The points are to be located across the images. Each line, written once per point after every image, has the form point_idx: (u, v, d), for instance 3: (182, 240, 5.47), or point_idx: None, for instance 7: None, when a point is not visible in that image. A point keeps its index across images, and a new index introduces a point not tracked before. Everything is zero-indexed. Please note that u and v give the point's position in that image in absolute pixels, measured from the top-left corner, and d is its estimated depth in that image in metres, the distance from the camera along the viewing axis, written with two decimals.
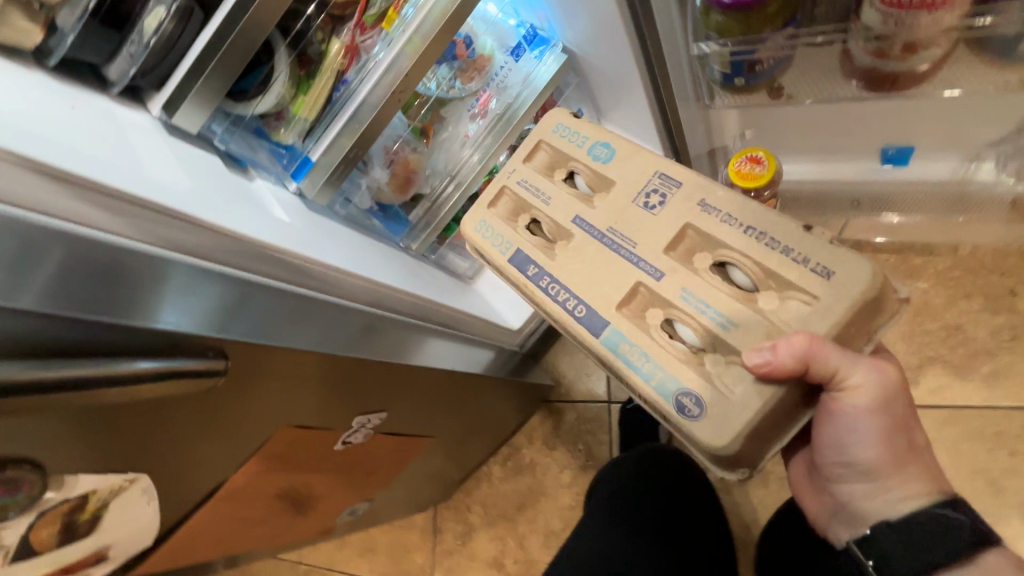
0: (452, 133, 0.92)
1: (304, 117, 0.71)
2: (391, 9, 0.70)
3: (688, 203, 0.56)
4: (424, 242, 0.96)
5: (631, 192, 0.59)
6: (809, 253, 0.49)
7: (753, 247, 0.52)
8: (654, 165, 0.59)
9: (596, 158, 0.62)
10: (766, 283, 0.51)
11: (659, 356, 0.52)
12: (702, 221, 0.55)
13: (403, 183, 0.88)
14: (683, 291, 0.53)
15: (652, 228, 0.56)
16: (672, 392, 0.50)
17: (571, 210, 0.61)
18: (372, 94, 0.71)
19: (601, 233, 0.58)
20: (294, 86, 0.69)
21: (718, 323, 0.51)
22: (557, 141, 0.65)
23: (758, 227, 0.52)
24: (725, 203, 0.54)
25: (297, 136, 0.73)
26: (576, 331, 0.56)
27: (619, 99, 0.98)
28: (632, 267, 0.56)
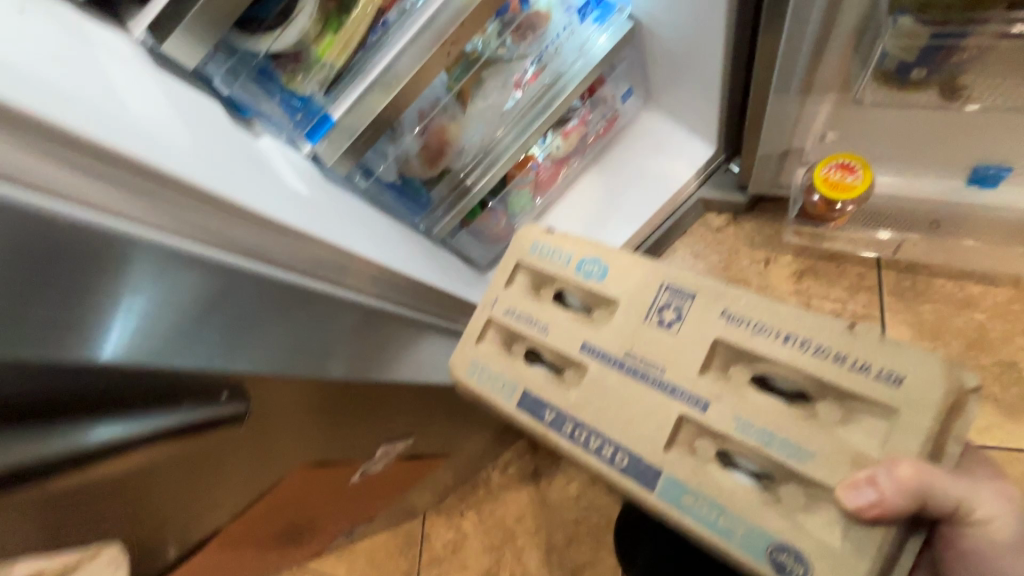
0: (489, 102, 0.77)
1: (331, 63, 0.56)
2: None
3: (711, 310, 0.46)
4: (444, 226, 0.83)
5: (640, 310, 0.49)
6: (867, 357, 0.40)
7: (799, 360, 0.42)
8: (656, 273, 0.49)
9: (587, 276, 0.52)
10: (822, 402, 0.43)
11: (733, 506, 0.43)
12: (731, 334, 0.45)
13: (434, 155, 0.74)
14: (738, 421, 0.44)
15: (672, 351, 0.47)
16: (763, 549, 0.41)
17: (573, 341, 0.52)
18: (416, 42, 0.58)
19: (618, 361, 0.50)
20: (321, 20, 0.55)
21: (786, 455, 0.42)
22: (537, 262, 0.55)
23: (797, 334, 0.42)
24: (750, 308, 0.45)
25: (317, 86, 0.58)
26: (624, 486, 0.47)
27: (681, 79, 0.87)
28: (668, 399, 0.47)
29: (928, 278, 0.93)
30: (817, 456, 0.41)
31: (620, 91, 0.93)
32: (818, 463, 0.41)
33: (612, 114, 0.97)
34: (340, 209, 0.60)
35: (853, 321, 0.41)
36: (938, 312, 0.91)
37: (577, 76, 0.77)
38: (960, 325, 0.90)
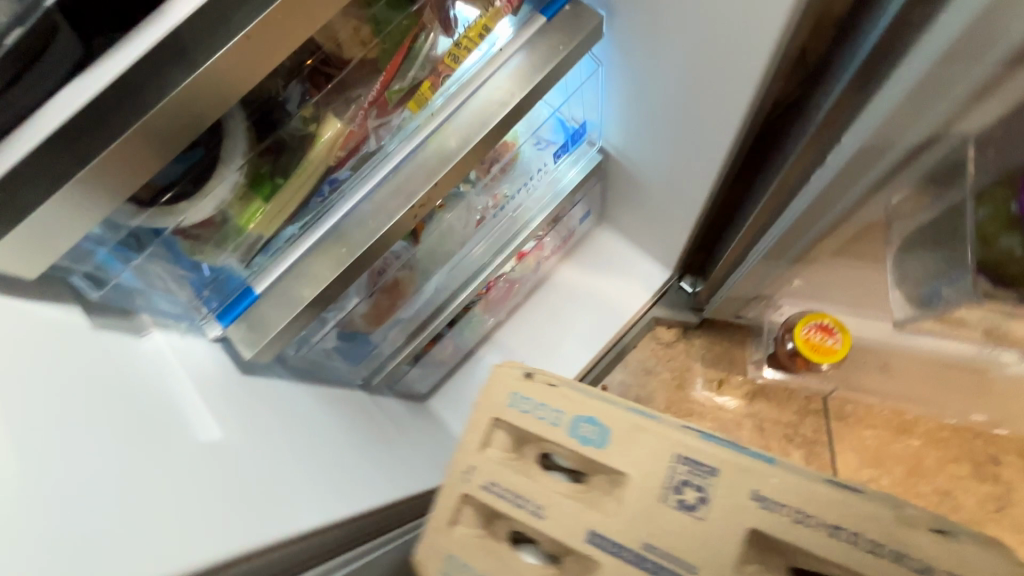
0: (449, 237, 0.65)
1: (258, 232, 0.42)
2: (426, 82, 0.45)
3: (739, 492, 0.36)
4: (388, 373, 0.71)
5: (654, 491, 0.37)
6: (930, 558, 0.32)
7: (847, 561, 0.33)
8: (671, 443, 0.38)
9: (584, 442, 0.40)
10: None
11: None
12: (770, 523, 0.35)
13: (383, 310, 0.61)
14: None
15: (696, 542, 0.36)
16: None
17: (571, 528, 0.39)
18: (377, 202, 0.46)
19: (636, 556, 0.37)
20: (248, 184, 0.40)
21: None
22: (520, 422, 0.42)
23: (846, 524, 0.33)
24: (795, 490, 0.35)
25: (238, 255, 0.44)
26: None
27: (641, 209, 0.82)
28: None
29: (868, 404, 0.94)
30: None
31: (579, 214, 0.86)
32: None
33: (569, 234, 0.90)
34: (279, 414, 0.46)
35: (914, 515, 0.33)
36: (879, 438, 0.92)
37: (544, 212, 0.71)
38: (900, 452, 0.91)
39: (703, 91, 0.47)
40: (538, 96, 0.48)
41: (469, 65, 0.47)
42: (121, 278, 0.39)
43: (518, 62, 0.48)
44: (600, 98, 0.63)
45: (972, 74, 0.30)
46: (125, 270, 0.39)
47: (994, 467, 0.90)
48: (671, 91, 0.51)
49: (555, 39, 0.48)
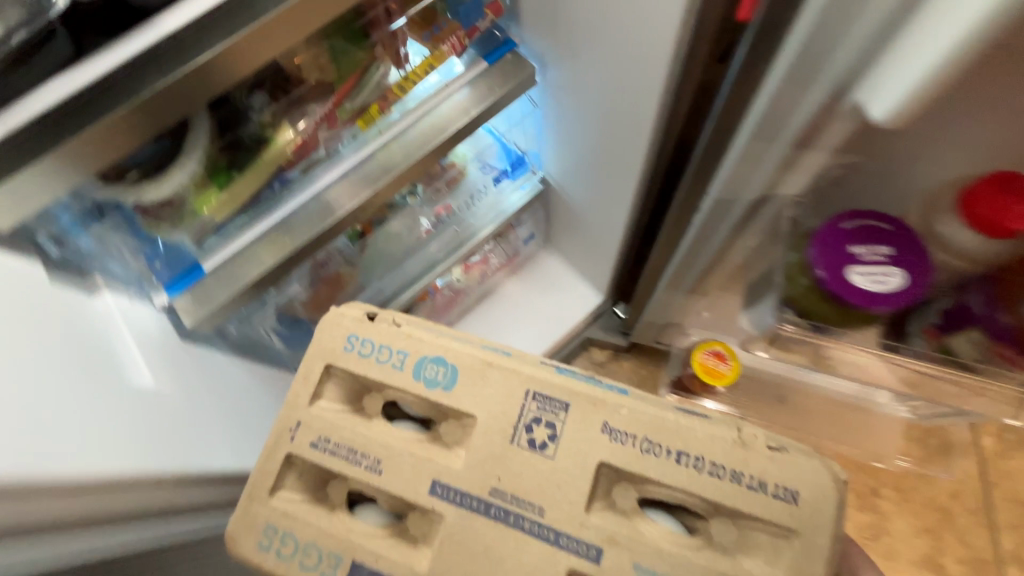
0: (392, 239, 0.74)
1: (210, 217, 0.49)
2: (374, 105, 0.53)
3: (584, 428, 0.40)
4: None
5: (506, 431, 0.41)
6: (761, 473, 0.38)
7: (694, 484, 0.38)
8: (518, 379, 0.42)
9: (430, 383, 0.43)
10: (720, 534, 0.39)
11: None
12: (619, 453, 0.40)
13: (325, 303, 0.67)
14: (638, 568, 0.39)
15: (552, 484, 0.40)
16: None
17: (416, 480, 0.42)
18: (322, 201, 0.53)
19: (482, 504, 0.41)
20: (207, 174, 0.47)
21: None
22: (361, 368, 0.44)
23: (688, 449, 0.39)
24: (633, 423, 0.40)
25: (190, 235, 0.49)
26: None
27: (577, 235, 0.90)
28: (554, 552, 0.39)
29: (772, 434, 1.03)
30: None
31: (523, 235, 0.97)
32: None
33: (513, 253, 0.99)
34: (208, 382, 0.52)
35: (745, 434, 0.39)
36: None
37: (485, 229, 0.78)
38: None
39: (611, 139, 0.56)
40: (473, 128, 0.56)
41: (418, 93, 0.55)
42: (84, 241, 0.45)
43: (466, 94, 0.56)
44: (538, 134, 0.72)
45: (771, 152, 0.38)
46: (88, 236, 0.45)
47: (875, 499, 0.99)
48: (591, 134, 0.60)
49: (493, 82, 0.57)
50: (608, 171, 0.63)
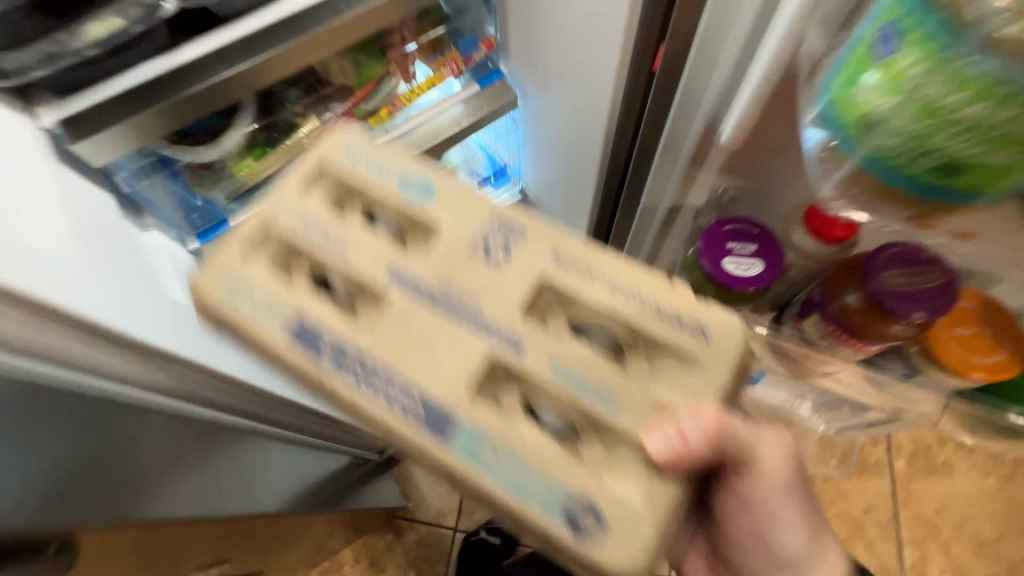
0: None
1: (242, 180, 0.61)
2: (384, 109, 0.66)
3: (539, 248, 0.38)
4: None
5: (464, 243, 0.37)
6: (678, 310, 0.36)
7: (623, 303, 0.36)
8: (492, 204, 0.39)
9: (408, 194, 0.39)
10: (631, 349, 0.36)
11: (537, 459, 0.33)
12: (563, 276, 0.37)
13: None
14: (553, 364, 0.35)
15: (489, 288, 0.36)
16: (559, 507, 0.32)
17: (371, 266, 0.37)
18: None
19: (429, 292, 0.36)
20: (246, 146, 0.59)
21: (598, 409, 0.34)
22: (351, 170, 0.40)
23: (620, 279, 0.37)
24: (584, 253, 0.37)
25: (224, 193, 0.62)
26: (406, 444, 0.34)
27: None
28: (481, 336, 0.35)
29: None
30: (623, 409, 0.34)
31: None
32: (626, 412, 0.34)
33: None
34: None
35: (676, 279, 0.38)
36: None
37: None
38: None
39: (572, 156, 0.70)
40: (462, 137, 0.70)
41: (421, 102, 0.68)
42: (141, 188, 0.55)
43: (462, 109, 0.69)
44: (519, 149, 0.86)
45: (675, 170, 0.51)
46: (143, 183, 0.55)
47: None
48: (558, 151, 0.73)
49: (482, 102, 0.70)
50: (570, 184, 0.76)
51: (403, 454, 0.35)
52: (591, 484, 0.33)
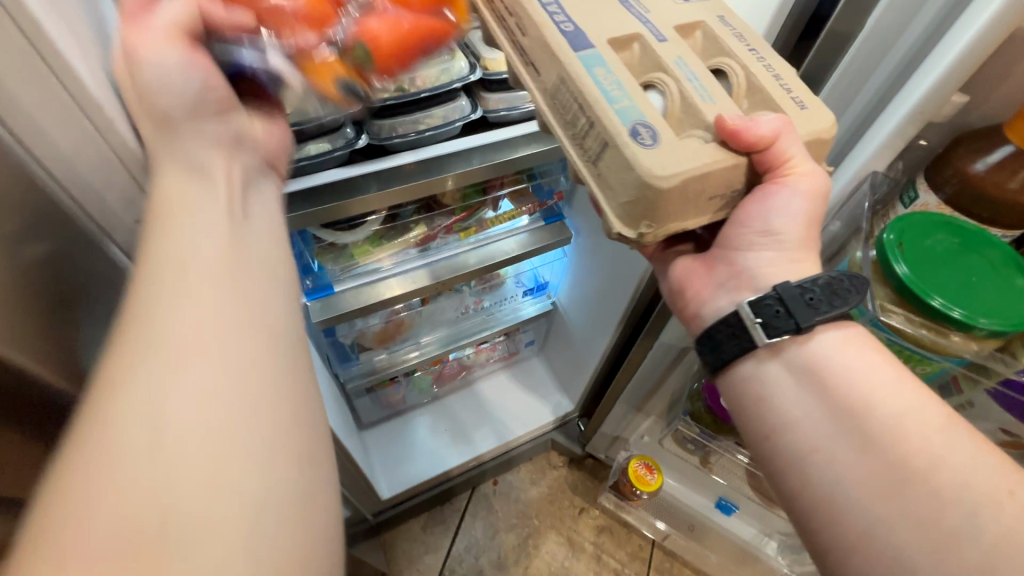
0: (440, 312, 1.01)
1: (357, 261, 0.77)
2: (473, 228, 0.84)
3: (711, 11, 0.51)
4: (356, 385, 0.97)
5: None
6: (799, 92, 0.46)
7: (752, 61, 0.47)
8: (716, 9, 0.51)
9: None
10: (742, 98, 0.47)
11: (632, 90, 0.42)
12: (716, 28, 0.49)
13: (386, 335, 0.96)
14: (678, 58, 0.46)
15: (665, 8, 0.50)
16: (631, 118, 0.41)
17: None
18: (419, 270, 0.81)
19: None
20: (369, 238, 0.77)
21: (699, 94, 0.45)
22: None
23: (760, 51, 0.48)
24: (740, 23, 0.50)
25: (338, 266, 0.77)
26: (548, 40, 0.43)
27: (566, 350, 1.18)
28: (637, 22, 0.48)
29: (680, 567, 1.20)
30: (715, 106, 0.44)
31: (524, 339, 1.26)
32: (713, 107, 0.44)
33: (514, 350, 1.28)
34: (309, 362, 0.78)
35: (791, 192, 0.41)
36: None
37: (502, 323, 1.08)
38: None
39: (608, 291, 0.89)
40: (524, 259, 0.88)
41: (499, 228, 0.86)
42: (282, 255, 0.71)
43: (524, 237, 0.87)
44: (560, 270, 1.05)
45: None
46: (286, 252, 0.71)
47: None
48: (596, 284, 0.93)
49: (545, 236, 0.88)
50: (599, 309, 0.94)
51: (532, 61, 0.45)
52: (663, 122, 0.41)
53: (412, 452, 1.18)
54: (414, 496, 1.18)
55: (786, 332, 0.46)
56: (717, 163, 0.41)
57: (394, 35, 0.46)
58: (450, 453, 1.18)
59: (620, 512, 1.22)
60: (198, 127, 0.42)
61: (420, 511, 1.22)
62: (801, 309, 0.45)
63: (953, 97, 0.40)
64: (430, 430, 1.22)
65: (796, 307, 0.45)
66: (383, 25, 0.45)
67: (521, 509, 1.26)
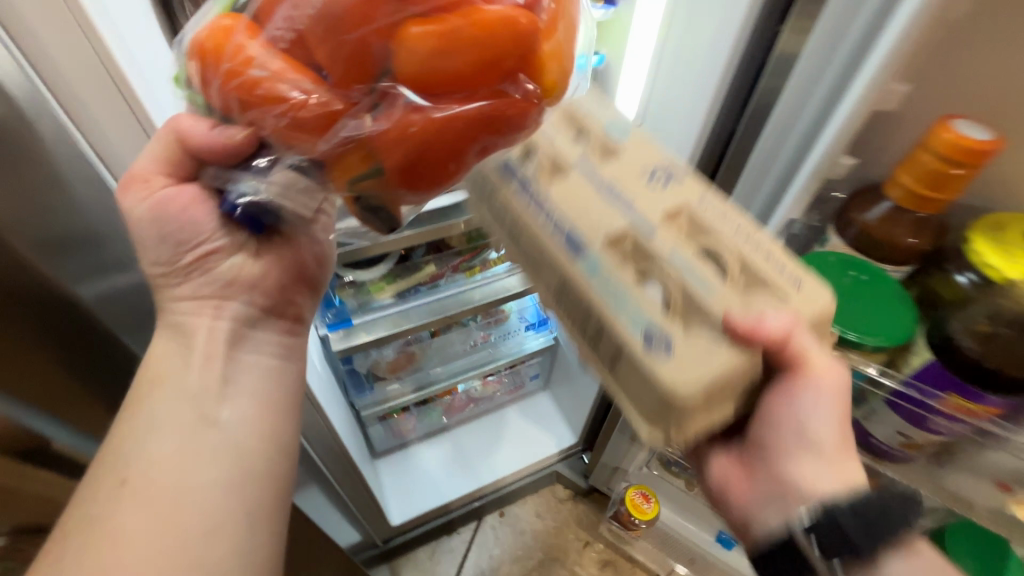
0: (448, 345, 1.10)
1: (373, 296, 0.87)
2: (478, 267, 0.93)
3: (695, 184, 0.42)
4: (370, 412, 1.04)
5: (635, 163, 0.43)
6: (801, 303, 0.38)
7: (742, 245, 0.39)
8: (698, 184, 0.42)
9: (616, 131, 0.44)
10: (737, 278, 0.39)
11: (633, 294, 0.37)
12: (701, 209, 0.41)
13: (398, 365, 1.05)
14: (672, 251, 0.39)
15: (649, 192, 0.41)
16: (642, 325, 0.36)
17: (584, 195, 0.41)
18: (429, 304, 0.90)
19: (597, 174, 0.42)
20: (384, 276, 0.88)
21: (698, 282, 0.37)
22: (581, 98, 0.45)
23: (749, 231, 0.40)
24: (723, 203, 0.42)
25: (357, 300, 0.87)
26: (547, 251, 0.40)
27: (568, 383, 1.24)
28: (619, 214, 0.40)
29: None
30: (720, 296, 0.37)
31: (530, 372, 1.32)
32: (718, 296, 0.37)
33: (520, 384, 1.35)
34: (325, 387, 0.86)
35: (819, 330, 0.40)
36: None
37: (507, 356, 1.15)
38: None
39: None
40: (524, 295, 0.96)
41: (502, 267, 0.95)
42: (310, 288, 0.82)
43: None
44: None
45: None
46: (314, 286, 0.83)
47: None
48: None
49: None
50: None
51: (526, 256, 0.42)
52: (669, 322, 0.36)
53: (421, 479, 1.23)
54: (423, 524, 1.23)
55: (842, 558, 0.37)
56: (734, 367, 0.35)
57: (427, 134, 0.27)
58: (458, 483, 1.23)
59: (623, 544, 1.25)
60: (203, 274, 0.49)
61: (428, 539, 1.26)
62: (862, 540, 0.37)
63: (865, 156, 0.48)
64: (439, 459, 1.27)
65: (857, 535, 0.37)
66: (419, 121, 0.27)
67: (526, 541, 1.29)
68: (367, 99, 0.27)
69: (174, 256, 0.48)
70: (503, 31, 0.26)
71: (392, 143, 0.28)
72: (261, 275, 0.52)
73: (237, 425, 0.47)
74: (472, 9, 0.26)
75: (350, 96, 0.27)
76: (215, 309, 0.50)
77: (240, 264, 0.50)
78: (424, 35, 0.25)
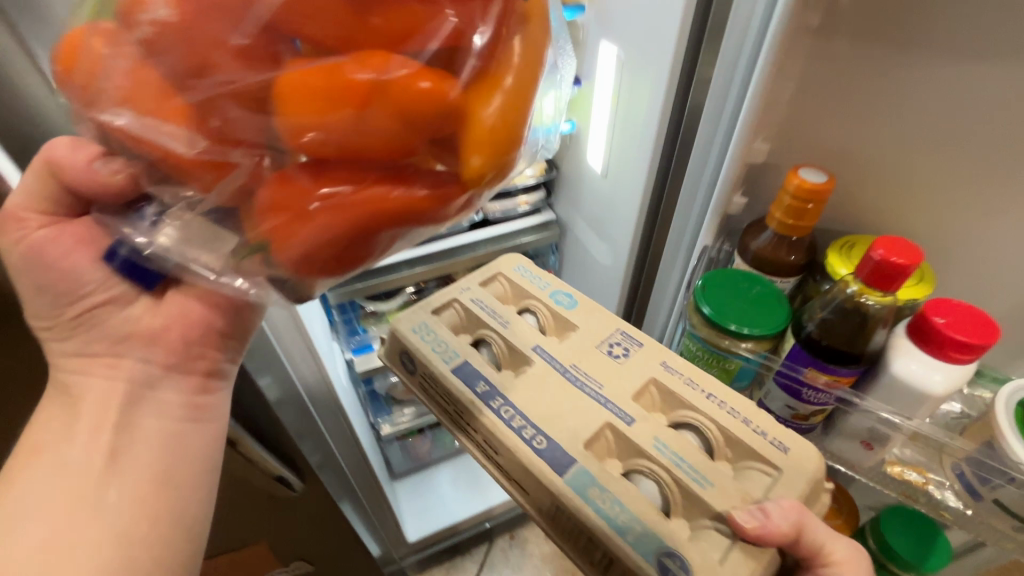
0: None
1: None
2: None
3: (652, 360, 0.54)
4: (389, 432, 1.16)
5: (594, 339, 0.55)
6: (779, 465, 0.46)
7: (717, 412, 0.49)
8: (659, 353, 0.54)
9: (562, 305, 0.59)
10: (722, 450, 0.49)
11: (634, 504, 0.44)
12: (669, 380, 0.52)
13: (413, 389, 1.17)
14: (656, 440, 0.47)
15: (612, 376, 0.52)
16: (653, 550, 0.42)
17: (558, 400, 0.50)
18: None
19: (564, 367, 0.53)
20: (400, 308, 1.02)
21: (694, 479, 0.45)
22: (520, 279, 0.63)
23: (728, 402, 0.50)
24: (687, 367, 0.53)
25: (378, 329, 1.01)
26: (535, 476, 0.46)
27: None
28: (600, 409, 0.49)
29: None
30: (716, 485, 0.45)
31: None
32: (715, 489, 0.44)
33: None
34: (350, 405, 0.98)
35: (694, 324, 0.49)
36: None
37: None
38: None
39: None
40: None
41: None
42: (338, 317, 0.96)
43: None
44: None
45: None
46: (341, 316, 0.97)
47: None
48: None
49: None
50: None
51: (520, 482, 0.48)
52: (677, 535, 0.42)
53: (435, 500, 1.32)
54: (437, 544, 1.31)
55: None
56: (754, 567, 0.41)
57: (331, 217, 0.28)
58: (470, 504, 1.31)
59: None
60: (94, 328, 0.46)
61: (442, 559, 1.34)
62: None
63: None
64: (452, 481, 1.37)
65: None
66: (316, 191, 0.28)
67: (536, 564, 1.35)
68: (250, 161, 0.29)
69: (55, 310, 0.44)
70: (396, 116, 0.26)
71: (285, 208, 0.28)
72: (162, 328, 0.48)
73: (124, 501, 0.43)
74: (359, 80, 0.25)
75: (231, 152, 0.28)
76: (109, 369, 0.47)
77: (137, 317, 0.47)
78: (298, 96, 0.26)
